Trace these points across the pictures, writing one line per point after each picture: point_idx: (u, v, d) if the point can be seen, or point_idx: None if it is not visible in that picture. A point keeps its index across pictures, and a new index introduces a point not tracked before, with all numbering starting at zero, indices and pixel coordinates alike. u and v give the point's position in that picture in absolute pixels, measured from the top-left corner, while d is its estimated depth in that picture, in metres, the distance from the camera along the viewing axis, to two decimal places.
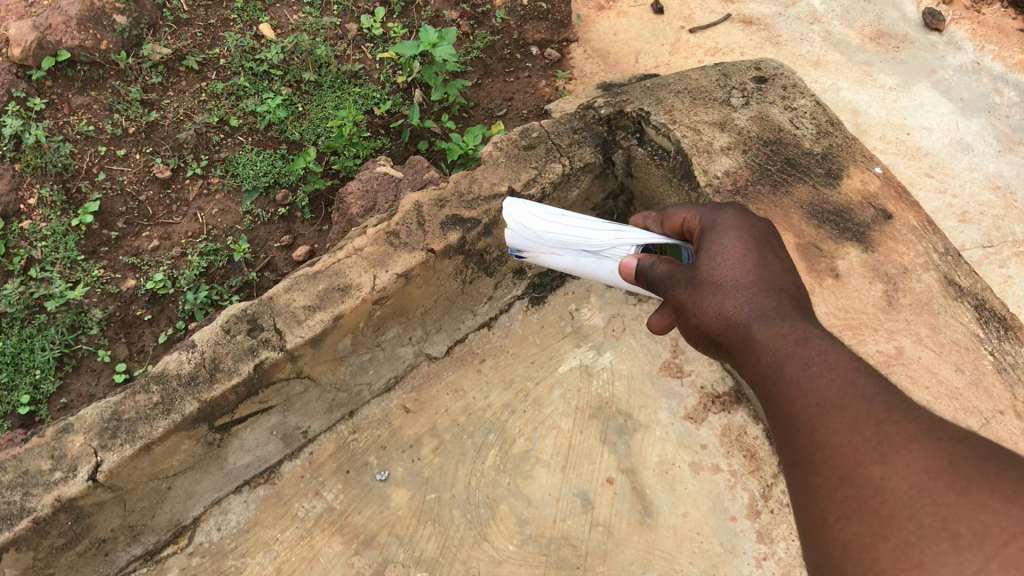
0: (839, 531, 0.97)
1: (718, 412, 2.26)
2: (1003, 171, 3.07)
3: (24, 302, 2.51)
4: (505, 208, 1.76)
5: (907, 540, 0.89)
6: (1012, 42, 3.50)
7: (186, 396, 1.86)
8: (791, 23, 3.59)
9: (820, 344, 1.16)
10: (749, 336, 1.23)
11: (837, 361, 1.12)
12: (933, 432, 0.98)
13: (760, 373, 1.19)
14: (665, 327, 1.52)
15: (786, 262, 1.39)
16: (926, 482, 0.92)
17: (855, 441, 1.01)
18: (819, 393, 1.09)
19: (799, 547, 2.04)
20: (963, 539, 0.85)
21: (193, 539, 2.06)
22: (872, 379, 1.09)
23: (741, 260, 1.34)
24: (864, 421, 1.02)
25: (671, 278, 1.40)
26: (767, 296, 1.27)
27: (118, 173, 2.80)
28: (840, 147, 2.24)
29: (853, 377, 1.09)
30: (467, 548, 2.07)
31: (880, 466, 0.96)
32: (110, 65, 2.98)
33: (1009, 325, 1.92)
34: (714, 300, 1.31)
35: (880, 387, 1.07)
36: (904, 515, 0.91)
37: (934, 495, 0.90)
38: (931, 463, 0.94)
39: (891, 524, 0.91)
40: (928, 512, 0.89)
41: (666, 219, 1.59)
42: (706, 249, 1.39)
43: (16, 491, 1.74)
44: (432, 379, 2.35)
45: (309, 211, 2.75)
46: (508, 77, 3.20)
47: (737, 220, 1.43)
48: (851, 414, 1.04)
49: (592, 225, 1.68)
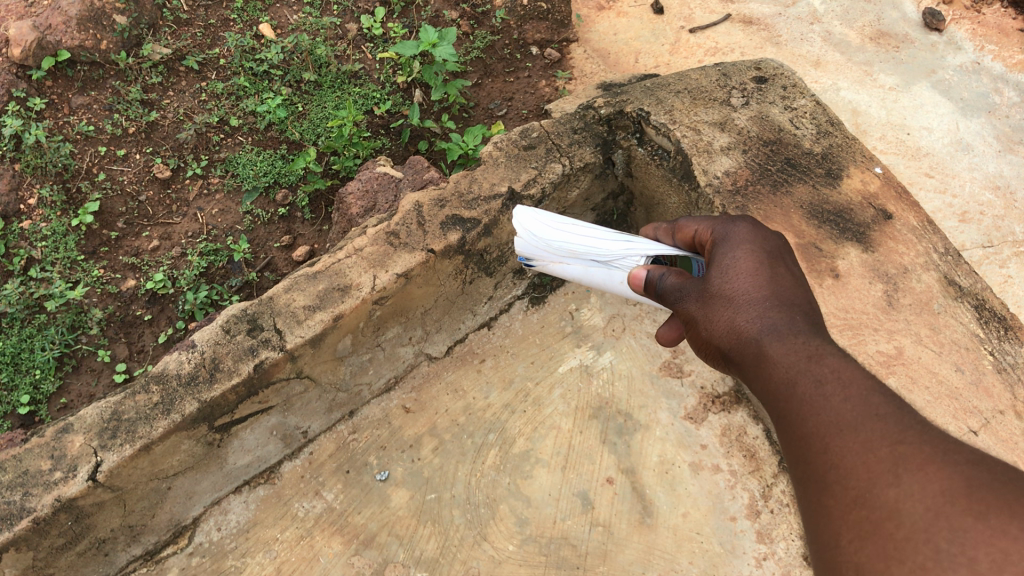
0: (852, 552, 0.97)
1: (717, 413, 2.27)
2: (1003, 171, 3.07)
3: (24, 301, 2.51)
4: (515, 214, 1.76)
5: (923, 565, 0.89)
6: (1013, 42, 3.49)
7: (185, 396, 1.86)
8: (791, 23, 3.58)
9: (833, 362, 1.16)
10: (761, 351, 1.23)
11: (850, 379, 1.12)
12: (951, 454, 0.98)
13: (772, 388, 1.19)
14: (675, 339, 1.53)
15: (798, 277, 1.38)
16: (943, 506, 0.91)
17: (869, 462, 1.01)
18: (833, 412, 1.09)
19: (799, 548, 2.04)
20: (980, 565, 0.84)
21: (193, 539, 2.07)
22: (886, 399, 1.08)
23: (753, 274, 1.34)
24: (878, 442, 1.02)
25: (681, 290, 1.40)
26: (780, 313, 1.27)
27: (118, 173, 2.80)
28: (840, 147, 2.24)
29: (867, 397, 1.09)
30: (467, 548, 2.07)
31: (895, 488, 0.96)
32: (111, 65, 2.99)
33: (1009, 325, 1.92)
34: (726, 314, 1.31)
35: (894, 407, 1.07)
36: (920, 539, 0.91)
37: (950, 520, 0.90)
38: (947, 487, 0.93)
39: (907, 548, 0.91)
40: (944, 537, 0.89)
41: (677, 231, 1.59)
42: (718, 261, 1.39)
43: (16, 491, 1.74)
44: (432, 379, 2.35)
45: (309, 211, 2.75)
46: (508, 77, 3.20)
47: (750, 234, 1.42)
48: (866, 434, 1.04)
49: (602, 235, 1.68)
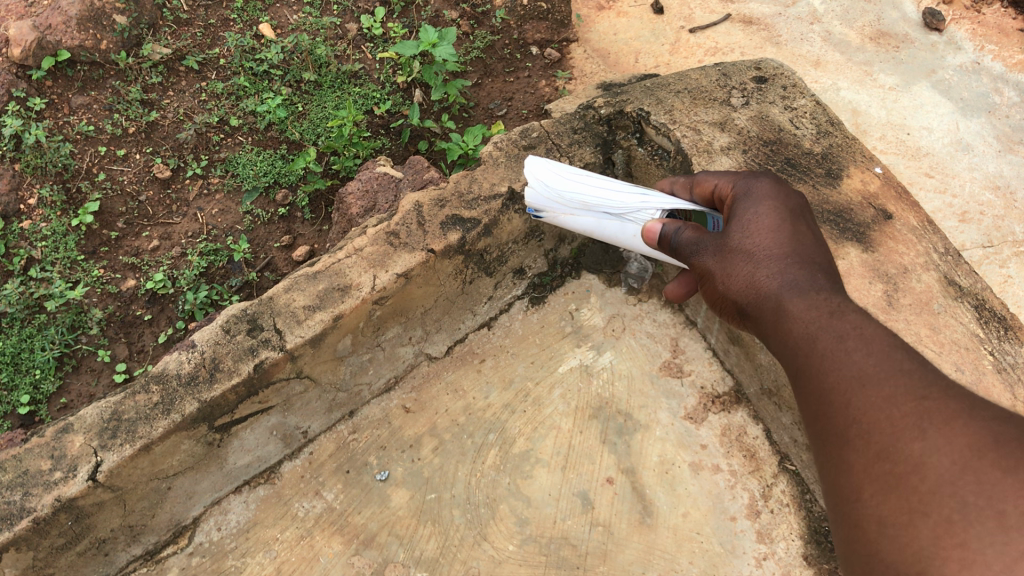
0: (876, 506, 1.04)
1: (717, 413, 2.27)
2: (1003, 171, 3.07)
3: (24, 301, 2.51)
4: (526, 166, 1.89)
5: (949, 518, 0.95)
6: (1013, 42, 3.49)
7: (186, 396, 1.86)
8: (791, 23, 3.58)
9: (854, 317, 1.24)
10: (781, 306, 1.32)
11: (872, 336, 1.20)
12: (976, 411, 1.05)
13: (792, 343, 1.27)
14: (679, 294, 1.68)
15: (817, 233, 1.46)
16: (970, 460, 0.98)
17: (893, 417, 1.08)
18: (856, 367, 1.16)
19: (798, 547, 2.05)
20: (1009, 518, 0.91)
21: (193, 539, 2.07)
22: (907, 355, 1.16)
23: (773, 231, 1.42)
24: (902, 398, 1.09)
25: (698, 244, 1.49)
26: (799, 268, 1.35)
27: (118, 173, 2.79)
28: (840, 148, 2.24)
29: (889, 353, 1.16)
30: (467, 548, 2.07)
31: (920, 442, 1.03)
32: (110, 65, 2.99)
33: (1008, 325, 1.92)
34: (746, 269, 1.39)
35: (916, 363, 1.14)
36: (946, 492, 0.98)
37: (977, 473, 0.97)
38: (973, 441, 1.00)
39: (932, 501, 0.98)
40: (971, 490, 0.96)
41: (695, 185, 1.69)
42: (740, 217, 1.47)
43: (16, 491, 1.74)
44: (432, 379, 2.35)
45: (309, 211, 2.75)
46: (508, 77, 3.20)
47: (772, 190, 1.50)
48: (889, 390, 1.11)
49: (617, 189, 1.80)
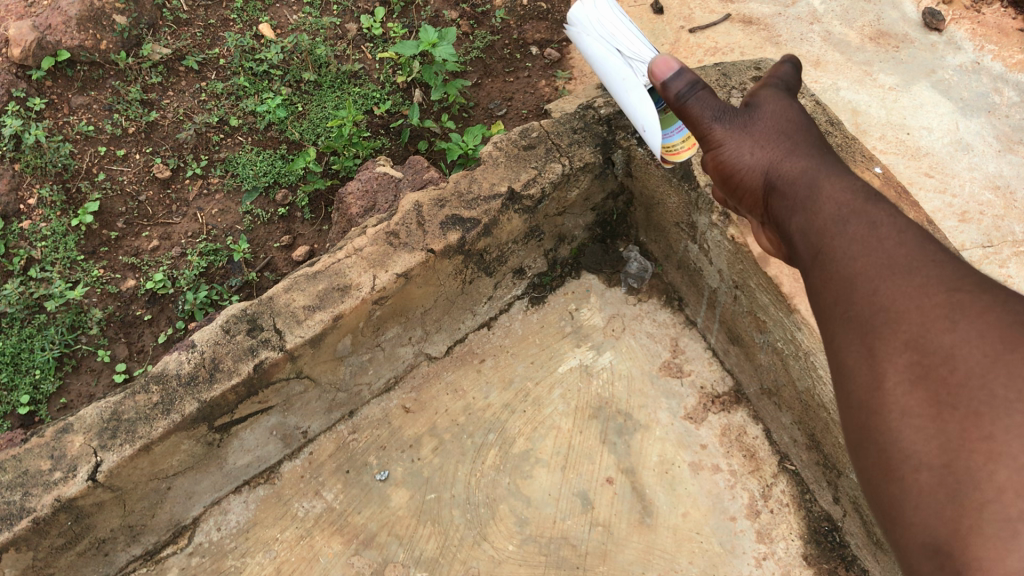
0: (899, 396, 0.97)
1: (717, 413, 2.27)
2: (1003, 171, 3.06)
3: (24, 301, 2.51)
4: None
5: (977, 409, 0.89)
6: (1012, 42, 3.49)
7: (186, 396, 1.86)
8: (792, 23, 3.58)
9: (887, 217, 1.17)
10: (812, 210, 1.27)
11: (906, 234, 1.13)
12: (1011, 306, 0.97)
13: (821, 242, 1.21)
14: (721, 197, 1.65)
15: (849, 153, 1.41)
16: (1001, 353, 0.92)
17: (923, 307, 1.00)
18: (887, 258, 1.10)
19: (798, 547, 2.05)
20: None
21: (193, 539, 2.08)
22: (942, 252, 1.09)
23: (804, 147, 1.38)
24: (935, 289, 1.02)
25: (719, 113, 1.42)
26: (833, 180, 1.30)
27: (118, 173, 2.79)
28: (840, 147, 2.23)
29: (923, 249, 1.09)
30: (467, 548, 2.07)
31: (950, 333, 0.96)
32: (110, 65, 2.99)
33: None
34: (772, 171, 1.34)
35: (952, 261, 1.07)
36: (975, 385, 0.91)
37: (1009, 366, 0.90)
38: (1006, 335, 0.93)
39: (960, 393, 0.91)
40: (1001, 383, 0.89)
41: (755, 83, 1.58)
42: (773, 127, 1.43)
43: (16, 491, 1.74)
44: (432, 379, 2.36)
45: (308, 211, 2.75)
46: (508, 77, 3.20)
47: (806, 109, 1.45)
48: (922, 281, 1.04)
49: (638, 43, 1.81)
